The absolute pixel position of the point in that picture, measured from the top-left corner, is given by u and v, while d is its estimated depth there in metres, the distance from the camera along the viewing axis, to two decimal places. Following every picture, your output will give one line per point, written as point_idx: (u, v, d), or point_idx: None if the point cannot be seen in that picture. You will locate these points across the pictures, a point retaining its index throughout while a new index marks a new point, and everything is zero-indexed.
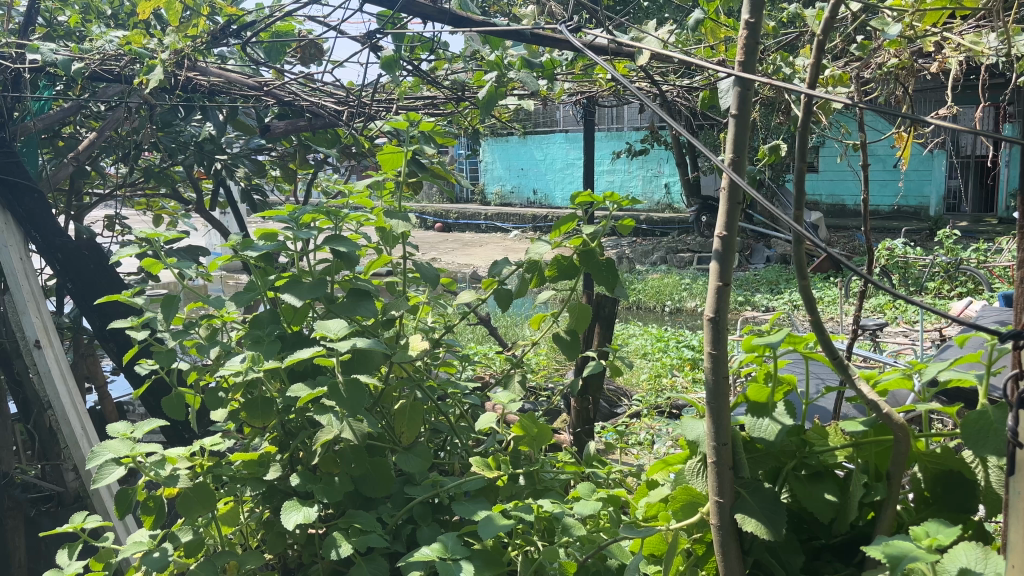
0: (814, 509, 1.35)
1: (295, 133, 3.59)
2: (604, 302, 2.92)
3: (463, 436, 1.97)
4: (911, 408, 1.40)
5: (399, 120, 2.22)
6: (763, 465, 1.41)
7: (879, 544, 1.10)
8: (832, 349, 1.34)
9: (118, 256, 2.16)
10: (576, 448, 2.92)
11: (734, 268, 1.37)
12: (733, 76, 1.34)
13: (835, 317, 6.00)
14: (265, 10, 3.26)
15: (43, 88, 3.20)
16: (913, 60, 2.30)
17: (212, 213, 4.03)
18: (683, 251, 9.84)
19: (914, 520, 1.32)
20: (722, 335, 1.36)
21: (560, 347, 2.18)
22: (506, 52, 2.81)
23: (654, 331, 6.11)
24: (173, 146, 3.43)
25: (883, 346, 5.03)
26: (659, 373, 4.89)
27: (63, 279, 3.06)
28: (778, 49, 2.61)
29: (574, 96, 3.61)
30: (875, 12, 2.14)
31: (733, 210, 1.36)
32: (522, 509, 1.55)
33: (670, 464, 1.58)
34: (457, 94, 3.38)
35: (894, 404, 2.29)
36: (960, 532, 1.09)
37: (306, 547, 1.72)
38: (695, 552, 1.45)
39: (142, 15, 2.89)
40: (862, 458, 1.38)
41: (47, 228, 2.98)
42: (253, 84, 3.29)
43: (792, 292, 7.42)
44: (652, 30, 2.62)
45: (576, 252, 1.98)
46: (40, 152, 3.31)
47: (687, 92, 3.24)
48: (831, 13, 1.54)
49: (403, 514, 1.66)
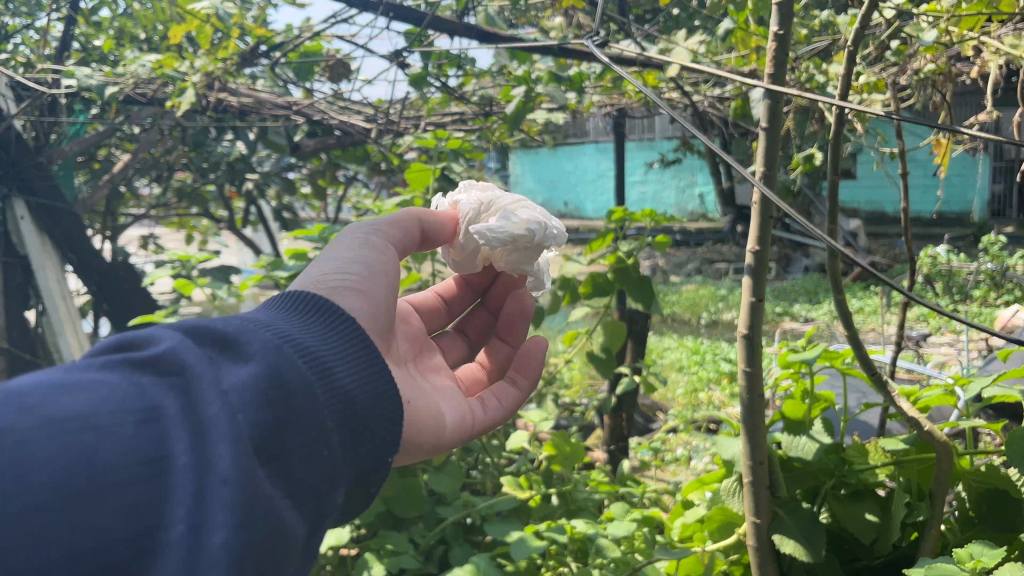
0: (856, 528, 1.35)
1: (326, 150, 3.67)
2: (637, 317, 2.89)
3: (495, 454, 1.96)
4: (959, 425, 1.36)
5: (427, 137, 2.23)
6: (802, 483, 1.42)
7: (924, 567, 1.08)
8: (871, 364, 1.37)
9: (151, 277, 2.16)
10: (611, 466, 2.90)
11: (768, 282, 1.32)
12: (762, 87, 1.30)
13: (875, 329, 5.82)
14: (293, 30, 3.27)
15: (80, 112, 3.25)
16: (951, 65, 2.16)
17: (244, 232, 4.07)
18: (719, 262, 9.69)
19: (959, 539, 1.34)
20: (757, 351, 1.32)
21: (595, 366, 2.20)
22: (534, 66, 2.90)
23: (689, 344, 5.99)
24: (205, 165, 3.56)
25: (928, 357, 4.84)
26: (697, 389, 4.79)
27: (99, 300, 3.30)
28: (812, 57, 2.54)
29: (604, 108, 3.55)
30: (910, 17, 2.08)
31: (765, 222, 1.32)
32: (555, 530, 1.53)
33: (706, 483, 1.58)
34: (485, 110, 3.44)
35: (938, 420, 2.21)
36: (1007, 554, 1.08)
37: (339, 567, 1.70)
38: (732, 572, 1.48)
39: (174, 38, 2.91)
40: (904, 476, 1.39)
41: (84, 250, 3.17)
42: (283, 104, 3.40)
43: (830, 302, 7.24)
44: (682, 40, 2.59)
45: (611, 270, 2.06)
46: (77, 174, 3.37)
47: (717, 101, 3.20)
48: (862, 23, 1.51)
49: (436, 535, 1.65)
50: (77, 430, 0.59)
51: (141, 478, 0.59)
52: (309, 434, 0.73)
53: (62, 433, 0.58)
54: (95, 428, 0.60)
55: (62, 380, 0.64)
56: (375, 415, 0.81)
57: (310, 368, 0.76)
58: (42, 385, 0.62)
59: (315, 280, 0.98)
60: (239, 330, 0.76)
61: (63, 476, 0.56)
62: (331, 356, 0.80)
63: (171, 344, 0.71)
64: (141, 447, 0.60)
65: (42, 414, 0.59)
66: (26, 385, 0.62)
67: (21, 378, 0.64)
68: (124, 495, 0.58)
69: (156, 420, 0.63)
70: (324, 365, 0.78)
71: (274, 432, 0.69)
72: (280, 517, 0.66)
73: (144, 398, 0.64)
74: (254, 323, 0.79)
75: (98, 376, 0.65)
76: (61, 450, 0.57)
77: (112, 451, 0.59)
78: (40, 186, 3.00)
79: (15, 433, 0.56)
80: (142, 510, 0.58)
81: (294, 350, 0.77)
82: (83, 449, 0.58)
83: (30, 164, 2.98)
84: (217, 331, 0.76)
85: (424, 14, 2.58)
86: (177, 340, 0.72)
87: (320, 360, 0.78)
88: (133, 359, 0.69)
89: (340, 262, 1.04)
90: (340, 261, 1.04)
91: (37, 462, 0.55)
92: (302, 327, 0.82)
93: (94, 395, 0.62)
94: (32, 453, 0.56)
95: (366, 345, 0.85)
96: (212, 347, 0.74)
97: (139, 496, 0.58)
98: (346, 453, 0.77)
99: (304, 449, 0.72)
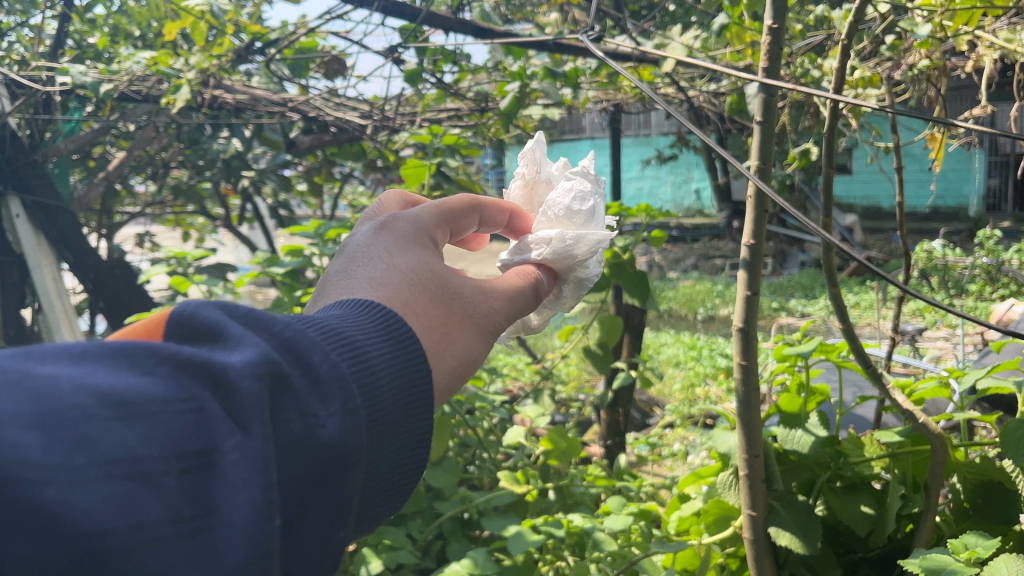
0: (851, 521, 1.35)
1: (322, 147, 3.68)
2: (634, 312, 2.90)
3: (491, 449, 1.98)
4: (952, 417, 1.37)
5: (423, 134, 2.24)
6: (797, 476, 1.43)
7: (918, 557, 1.09)
8: (865, 357, 1.38)
9: (147, 275, 2.15)
10: (607, 461, 2.92)
11: (763, 277, 1.32)
12: (757, 81, 1.30)
13: (871, 324, 5.84)
14: (288, 26, 3.27)
15: (74, 109, 3.22)
16: (945, 60, 2.16)
17: (240, 229, 4.07)
18: (716, 258, 9.70)
19: (952, 531, 1.35)
20: (752, 344, 1.32)
21: (592, 361, 2.20)
22: (529, 62, 2.91)
23: (686, 340, 6.01)
24: (201, 163, 3.60)
25: (924, 351, 4.84)
26: (693, 384, 4.80)
27: (97, 298, 3.23)
28: (807, 51, 2.55)
29: (600, 104, 3.57)
30: (905, 11, 2.08)
31: (759, 217, 1.32)
32: (553, 523, 1.53)
33: (702, 476, 1.59)
34: (481, 106, 3.48)
35: (933, 413, 2.22)
36: (1001, 545, 1.09)
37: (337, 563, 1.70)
38: (728, 565, 1.49)
39: (168, 35, 2.90)
40: (899, 469, 1.40)
41: (80, 248, 3.12)
42: (278, 100, 3.39)
43: (827, 298, 7.25)
44: (677, 36, 2.60)
45: (608, 265, 2.07)
46: (72, 172, 3.37)
47: (713, 97, 3.21)
48: (855, 16, 1.51)
49: (433, 530, 1.66)
50: (125, 476, 0.46)
51: (176, 541, 0.47)
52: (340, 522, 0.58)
53: (109, 478, 0.46)
54: (143, 474, 0.47)
55: (122, 387, 0.50)
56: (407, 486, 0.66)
57: (371, 430, 0.60)
58: (94, 394, 0.49)
59: (468, 351, 0.76)
60: (327, 361, 0.59)
61: (104, 527, 0.44)
62: (397, 407, 0.63)
63: (257, 361, 0.55)
64: (182, 507, 0.48)
65: (86, 449, 0.46)
66: (81, 391, 0.48)
67: (78, 369, 0.51)
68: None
69: (211, 492, 0.49)
70: (385, 426, 0.62)
71: (298, 515, 0.55)
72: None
73: (200, 441, 0.50)
74: (341, 343, 0.61)
75: (159, 389, 0.51)
76: (102, 503, 0.45)
77: (152, 516, 0.47)
78: (35, 184, 3.00)
79: (63, 474, 0.44)
80: None
81: (363, 399, 0.60)
82: (124, 503, 0.46)
83: (25, 163, 2.97)
84: (300, 353, 0.58)
85: (419, 10, 2.58)
86: (262, 358, 0.55)
87: (388, 423, 0.62)
88: (212, 364, 0.53)
89: (492, 327, 0.82)
90: (489, 332, 0.82)
91: (72, 513, 0.44)
92: (393, 356, 0.65)
93: (151, 430, 0.49)
94: (61, 508, 0.43)
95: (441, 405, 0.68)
96: (295, 373, 0.57)
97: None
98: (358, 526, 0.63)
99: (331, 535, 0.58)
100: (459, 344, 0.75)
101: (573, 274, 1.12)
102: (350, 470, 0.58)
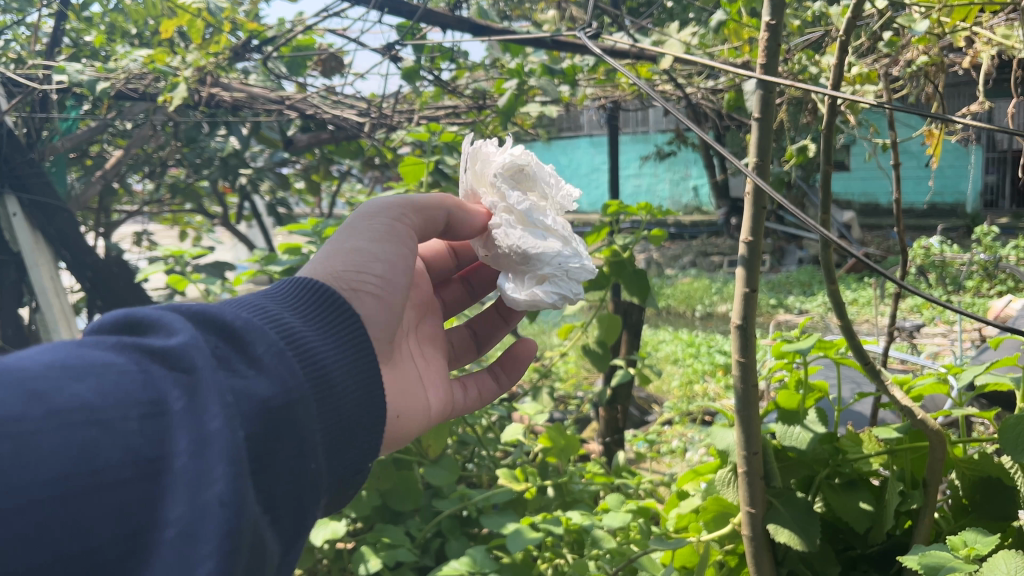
0: (850, 518, 1.35)
1: (319, 145, 3.66)
2: (632, 309, 2.90)
3: (490, 447, 1.99)
4: (951, 413, 1.36)
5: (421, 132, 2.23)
6: (796, 473, 1.44)
7: (917, 554, 1.09)
8: (865, 354, 1.38)
9: (145, 274, 2.14)
10: (606, 458, 2.92)
11: (762, 274, 1.32)
12: (755, 77, 1.29)
13: (868, 320, 5.84)
14: (285, 24, 3.26)
15: (71, 107, 3.21)
16: (943, 56, 2.14)
17: (238, 227, 4.05)
18: (714, 255, 9.68)
19: (950, 528, 1.36)
20: (751, 341, 1.32)
21: (591, 359, 2.20)
22: (526, 59, 2.91)
23: (684, 337, 6.01)
24: (199, 161, 3.56)
25: (922, 347, 4.85)
26: (691, 381, 4.80)
27: (95, 296, 3.22)
28: (805, 48, 2.55)
29: (598, 101, 3.57)
30: (902, 7, 2.08)
31: (757, 214, 1.31)
32: (551, 522, 1.53)
33: (701, 473, 1.59)
34: (479, 103, 3.47)
35: (931, 409, 2.23)
36: (1000, 542, 1.09)
37: (336, 562, 1.70)
38: (727, 563, 1.50)
39: (164, 32, 2.88)
40: (897, 465, 1.40)
41: (78, 247, 3.11)
42: (275, 98, 3.35)
43: (825, 295, 7.25)
44: (675, 33, 2.59)
45: (607, 262, 2.06)
46: (70, 171, 3.35)
47: (711, 93, 3.20)
48: (852, 12, 1.51)
49: (432, 528, 1.66)
50: (86, 422, 0.59)
51: (138, 474, 0.59)
52: (301, 449, 0.73)
53: (71, 424, 0.58)
54: (103, 421, 0.60)
55: (67, 361, 0.63)
56: (362, 419, 0.82)
57: (308, 374, 0.76)
58: (49, 366, 0.62)
59: (343, 247, 0.99)
60: (245, 324, 0.75)
61: (64, 469, 0.56)
62: (319, 345, 0.80)
63: (186, 332, 0.71)
64: (142, 446, 0.61)
65: (42, 400, 0.58)
66: (33, 365, 0.61)
67: (34, 356, 0.64)
68: (124, 500, 0.58)
69: (166, 431, 0.62)
70: (320, 364, 0.78)
71: (267, 446, 0.69)
72: (260, 530, 0.66)
73: (150, 392, 0.64)
74: (260, 317, 0.79)
75: (105, 359, 0.65)
76: (62, 446, 0.56)
77: (114, 451, 0.59)
78: (32, 183, 2.99)
79: (25, 422, 0.56)
80: (137, 510, 0.59)
81: (292, 350, 0.77)
82: (86, 444, 0.58)
83: (22, 161, 2.96)
84: (221, 325, 0.74)
85: (416, 7, 2.57)
86: (192, 332, 0.71)
87: (321, 367, 0.78)
88: (148, 343, 0.68)
89: (363, 225, 1.04)
90: (374, 230, 1.04)
91: (43, 453, 0.55)
92: (307, 322, 0.82)
93: (103, 384, 0.62)
94: (34, 449, 0.55)
95: (366, 351, 0.85)
96: (221, 341, 0.73)
97: (133, 498, 0.59)
98: (328, 463, 0.78)
99: (295, 463, 0.72)
100: (335, 255, 0.97)
101: (486, 186, 1.29)
102: (294, 405, 0.73)
